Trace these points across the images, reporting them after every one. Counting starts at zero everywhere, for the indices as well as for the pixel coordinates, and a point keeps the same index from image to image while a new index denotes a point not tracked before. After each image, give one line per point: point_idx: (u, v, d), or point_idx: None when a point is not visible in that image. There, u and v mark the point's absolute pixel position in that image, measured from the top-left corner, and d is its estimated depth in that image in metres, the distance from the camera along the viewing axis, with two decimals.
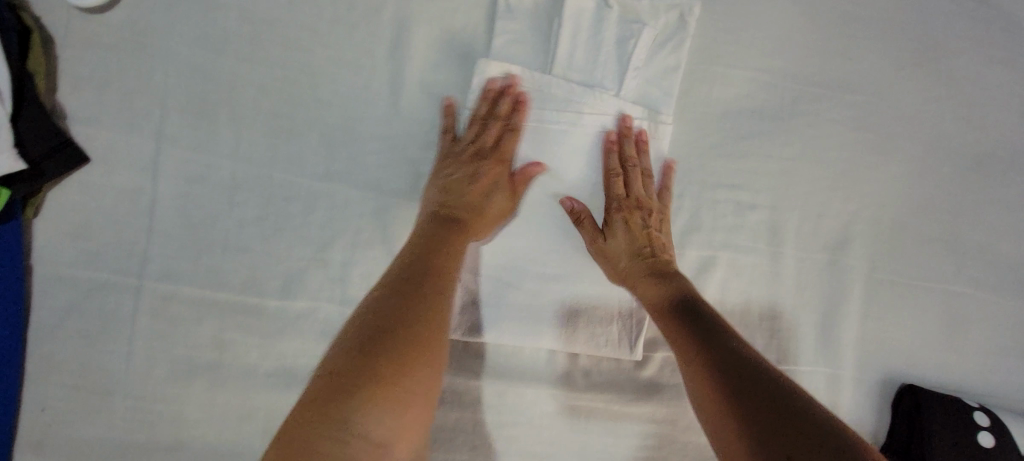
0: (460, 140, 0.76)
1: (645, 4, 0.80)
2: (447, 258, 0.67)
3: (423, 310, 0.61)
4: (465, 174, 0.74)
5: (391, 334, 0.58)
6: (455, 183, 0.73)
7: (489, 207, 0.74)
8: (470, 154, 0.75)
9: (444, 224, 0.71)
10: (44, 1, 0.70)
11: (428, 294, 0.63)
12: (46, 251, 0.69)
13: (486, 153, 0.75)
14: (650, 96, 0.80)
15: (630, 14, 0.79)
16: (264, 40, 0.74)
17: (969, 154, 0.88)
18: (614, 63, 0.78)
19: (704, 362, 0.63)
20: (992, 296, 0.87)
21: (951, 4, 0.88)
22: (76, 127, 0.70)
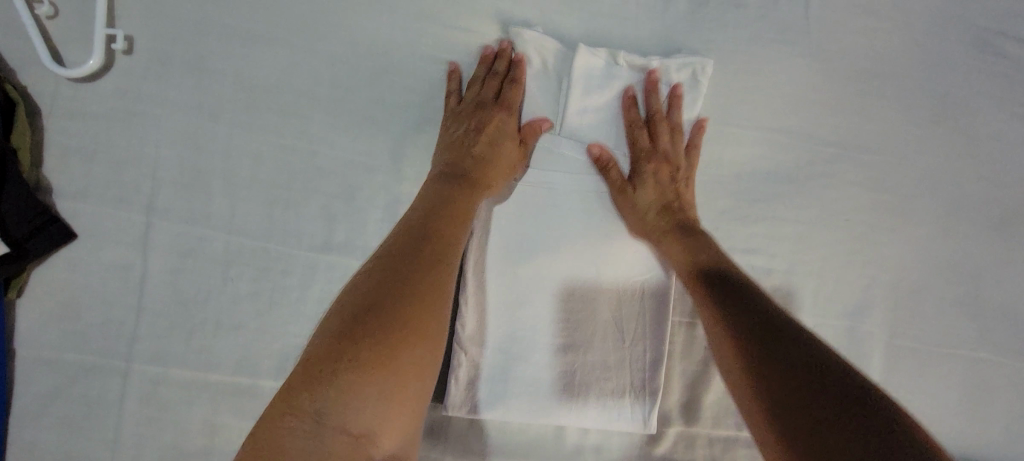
0: (462, 100, 0.74)
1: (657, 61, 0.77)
2: (450, 213, 0.67)
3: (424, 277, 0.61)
4: (468, 133, 0.72)
5: (384, 310, 0.57)
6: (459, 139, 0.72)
7: (496, 156, 0.72)
8: (474, 105, 0.73)
9: (448, 180, 0.70)
10: (30, 70, 0.67)
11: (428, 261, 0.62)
12: (30, 333, 0.66)
13: (489, 104, 0.73)
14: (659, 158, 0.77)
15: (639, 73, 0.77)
16: (260, 107, 0.71)
17: (992, 214, 0.85)
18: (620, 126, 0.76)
19: (775, 361, 0.59)
20: (1018, 362, 0.84)
21: (968, 59, 0.86)
22: (62, 202, 0.67)
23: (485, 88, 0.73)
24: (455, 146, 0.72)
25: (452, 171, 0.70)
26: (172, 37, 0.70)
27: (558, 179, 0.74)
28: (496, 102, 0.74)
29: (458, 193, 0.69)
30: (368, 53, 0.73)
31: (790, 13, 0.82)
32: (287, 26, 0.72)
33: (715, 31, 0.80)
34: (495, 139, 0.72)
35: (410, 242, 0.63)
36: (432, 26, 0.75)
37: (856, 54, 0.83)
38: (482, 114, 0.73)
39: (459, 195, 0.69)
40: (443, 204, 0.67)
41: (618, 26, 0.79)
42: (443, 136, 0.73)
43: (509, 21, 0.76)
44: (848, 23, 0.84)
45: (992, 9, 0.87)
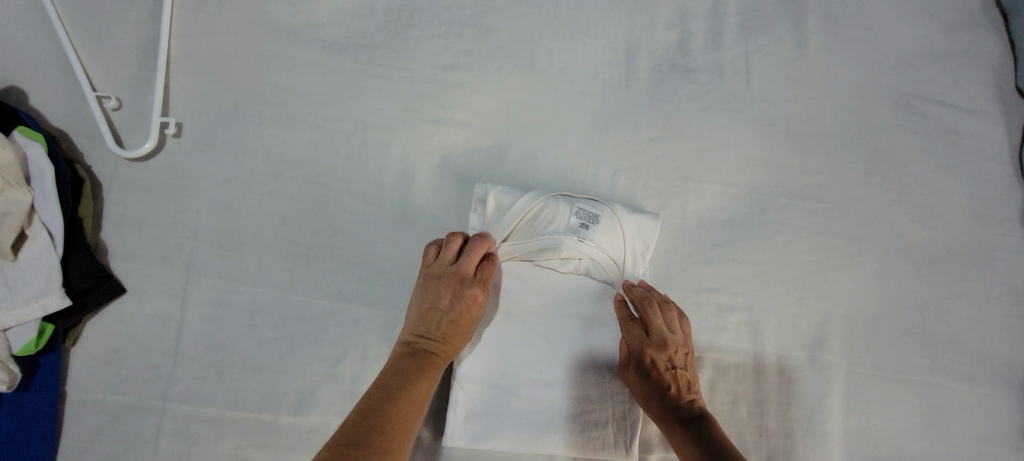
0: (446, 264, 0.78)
1: (605, 219, 0.84)
2: (412, 388, 0.71)
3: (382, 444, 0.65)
4: (440, 307, 0.76)
5: None
6: (432, 312, 0.76)
7: (461, 332, 0.76)
8: (451, 278, 0.77)
9: (411, 352, 0.74)
10: (96, 152, 0.80)
11: (391, 430, 0.66)
12: (80, 377, 0.75)
13: (467, 282, 0.77)
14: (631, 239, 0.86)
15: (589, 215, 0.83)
16: (286, 177, 0.83)
17: (928, 251, 0.96)
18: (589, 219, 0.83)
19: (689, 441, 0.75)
20: (969, 385, 0.92)
21: (893, 119, 1.00)
22: (116, 261, 0.78)
23: (464, 270, 0.77)
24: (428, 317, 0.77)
25: (415, 347, 0.75)
26: (214, 121, 0.83)
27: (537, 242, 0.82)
28: (475, 279, 0.78)
29: (417, 371, 0.73)
30: (378, 130, 0.87)
31: (734, 86, 0.97)
32: (310, 109, 0.86)
33: (671, 104, 0.95)
34: (463, 323, 0.76)
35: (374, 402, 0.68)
36: (432, 106, 0.89)
37: (794, 118, 0.97)
38: (457, 291, 0.77)
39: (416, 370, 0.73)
40: (397, 385, 0.70)
41: (589, 102, 0.93)
42: (421, 298, 0.78)
43: (497, 100, 0.91)
44: (786, 93, 0.98)
45: (908, 77, 1.02)
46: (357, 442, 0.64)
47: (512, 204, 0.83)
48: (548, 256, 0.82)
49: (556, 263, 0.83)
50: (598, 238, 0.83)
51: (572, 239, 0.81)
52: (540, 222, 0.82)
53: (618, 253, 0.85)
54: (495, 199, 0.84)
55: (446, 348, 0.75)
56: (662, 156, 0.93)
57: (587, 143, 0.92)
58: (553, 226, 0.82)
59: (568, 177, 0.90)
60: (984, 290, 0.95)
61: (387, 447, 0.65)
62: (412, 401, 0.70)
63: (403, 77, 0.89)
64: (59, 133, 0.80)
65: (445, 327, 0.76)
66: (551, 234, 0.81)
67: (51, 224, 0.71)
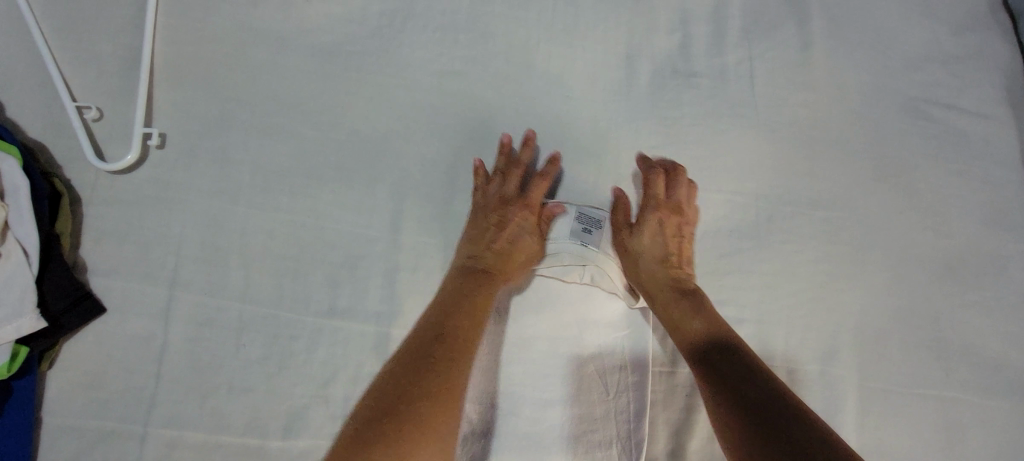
0: (486, 195, 0.82)
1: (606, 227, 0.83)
2: (472, 301, 0.75)
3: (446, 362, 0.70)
4: (491, 225, 0.80)
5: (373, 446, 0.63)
6: (482, 233, 0.80)
7: (515, 250, 0.79)
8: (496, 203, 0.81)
9: (468, 265, 0.78)
10: (75, 165, 0.77)
11: (454, 345, 0.71)
12: (56, 402, 0.71)
13: (516, 200, 0.82)
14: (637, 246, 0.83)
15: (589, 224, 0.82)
16: (275, 189, 0.80)
17: (941, 260, 0.92)
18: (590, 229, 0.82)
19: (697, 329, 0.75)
20: (987, 398, 0.88)
21: (902, 124, 0.97)
22: (95, 279, 0.75)
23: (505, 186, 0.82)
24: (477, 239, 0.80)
25: (473, 266, 0.78)
26: (200, 132, 0.80)
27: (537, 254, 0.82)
28: (524, 198, 0.82)
29: (478, 287, 0.76)
30: (370, 139, 0.84)
31: (738, 91, 0.94)
32: (300, 119, 0.83)
33: (674, 109, 0.92)
34: (512, 234, 0.80)
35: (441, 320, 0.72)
36: (426, 114, 0.86)
37: (801, 123, 0.95)
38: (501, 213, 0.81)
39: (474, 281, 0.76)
40: (454, 306, 0.74)
41: (588, 108, 0.90)
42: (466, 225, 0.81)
43: (493, 107, 0.88)
44: (791, 97, 0.95)
45: (916, 80, 0.99)
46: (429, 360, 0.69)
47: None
48: (549, 264, 0.81)
49: (558, 269, 0.81)
50: (601, 243, 0.82)
51: (574, 244, 0.81)
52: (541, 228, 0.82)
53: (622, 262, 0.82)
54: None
55: (505, 265, 0.79)
56: (665, 163, 0.90)
57: (588, 150, 0.88)
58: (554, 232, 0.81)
59: (568, 186, 0.87)
60: (999, 299, 0.92)
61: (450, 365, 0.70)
62: (476, 312, 0.74)
63: (397, 84, 0.86)
64: (37, 145, 0.76)
65: (497, 249, 0.79)
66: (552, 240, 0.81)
67: (25, 242, 0.67)
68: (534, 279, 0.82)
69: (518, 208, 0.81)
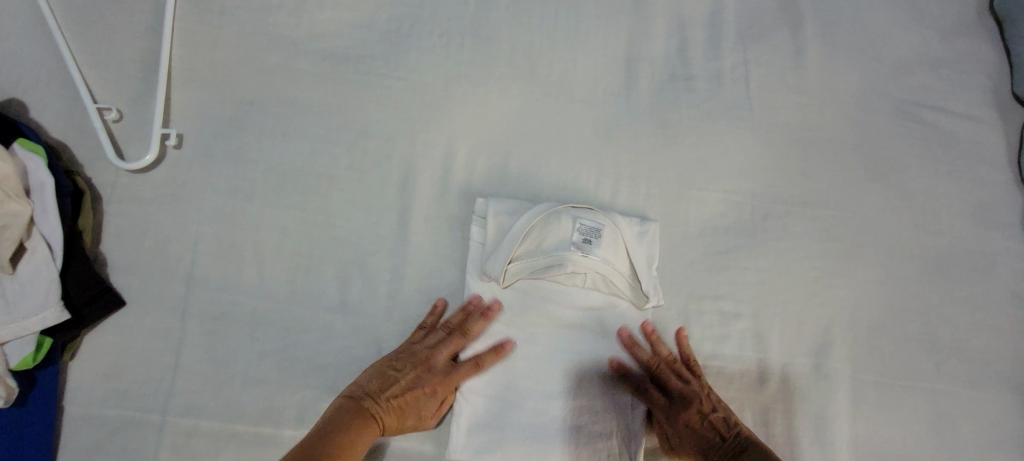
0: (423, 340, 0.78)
1: (607, 231, 0.83)
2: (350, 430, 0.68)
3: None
4: (404, 377, 0.75)
5: None
6: (392, 380, 0.74)
7: (408, 409, 0.74)
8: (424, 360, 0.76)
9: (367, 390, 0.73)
10: (95, 164, 0.80)
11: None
12: (78, 392, 0.74)
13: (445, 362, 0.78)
14: (637, 248, 0.85)
15: (590, 230, 0.82)
16: (288, 188, 0.83)
17: (930, 257, 0.96)
18: (593, 237, 0.82)
19: None
20: (974, 391, 0.91)
21: (891, 125, 1.00)
22: (115, 273, 0.77)
23: (445, 341, 0.78)
24: (383, 380, 0.74)
25: (362, 402, 0.72)
26: (215, 132, 0.83)
27: (540, 260, 0.81)
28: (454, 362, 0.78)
29: (355, 423, 0.69)
30: (379, 139, 0.87)
31: (734, 94, 0.98)
32: (311, 120, 0.86)
33: (671, 112, 0.95)
34: (418, 394, 0.75)
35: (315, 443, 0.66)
36: (433, 116, 0.89)
37: (794, 125, 0.98)
38: (423, 374, 0.76)
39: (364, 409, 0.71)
40: (331, 434, 0.67)
41: (589, 110, 0.93)
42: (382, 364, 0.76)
43: (497, 110, 0.91)
44: (785, 100, 0.99)
45: (906, 84, 1.03)
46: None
47: (513, 224, 0.82)
48: (552, 274, 0.81)
49: (561, 278, 0.82)
50: (601, 251, 0.82)
51: (577, 254, 0.81)
52: (543, 240, 0.82)
53: (623, 267, 0.83)
54: (495, 221, 0.83)
55: (402, 407, 0.74)
56: (664, 164, 0.93)
57: (590, 152, 0.92)
58: (556, 242, 0.81)
59: (570, 185, 0.90)
60: (986, 296, 0.95)
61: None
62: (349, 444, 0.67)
63: (405, 87, 0.89)
64: (59, 145, 0.79)
65: (399, 401, 0.74)
66: (554, 251, 0.81)
67: (50, 237, 0.70)
68: (552, 300, 0.83)
69: (443, 377, 0.76)
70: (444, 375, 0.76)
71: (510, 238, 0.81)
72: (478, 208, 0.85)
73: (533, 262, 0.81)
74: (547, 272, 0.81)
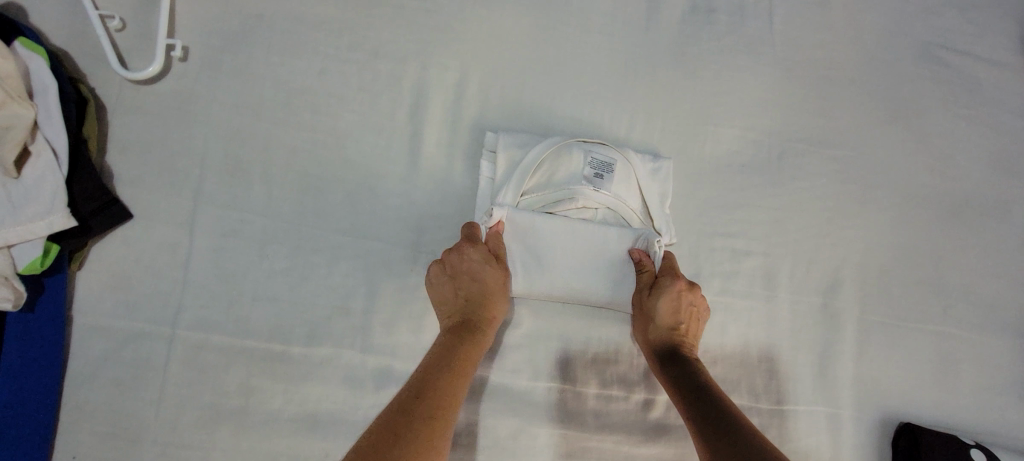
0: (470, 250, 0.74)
1: (619, 165, 0.80)
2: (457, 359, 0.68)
3: (430, 411, 0.61)
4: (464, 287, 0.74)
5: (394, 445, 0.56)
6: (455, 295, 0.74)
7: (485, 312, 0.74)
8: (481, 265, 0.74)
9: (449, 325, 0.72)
10: (100, 75, 0.77)
11: (432, 402, 0.62)
12: (88, 303, 0.74)
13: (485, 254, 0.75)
14: (649, 185, 0.82)
15: (602, 164, 0.79)
16: (297, 107, 0.81)
17: (944, 202, 0.95)
18: (604, 171, 0.79)
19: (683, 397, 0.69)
20: (979, 336, 0.92)
21: (915, 67, 0.98)
22: (122, 186, 0.76)
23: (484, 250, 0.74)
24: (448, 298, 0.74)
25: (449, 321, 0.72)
26: (222, 46, 0.81)
27: (550, 195, 0.78)
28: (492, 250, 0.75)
29: (454, 339, 0.70)
30: (390, 61, 0.84)
31: (756, 28, 0.95)
32: (321, 38, 0.83)
33: (691, 44, 0.92)
34: (483, 294, 0.74)
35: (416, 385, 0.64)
36: (446, 38, 0.86)
37: (816, 63, 0.95)
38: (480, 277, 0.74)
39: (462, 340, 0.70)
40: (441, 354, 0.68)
41: (606, 39, 0.90)
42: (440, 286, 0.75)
43: (513, 35, 0.88)
44: (808, 37, 0.96)
45: (933, 26, 1.00)
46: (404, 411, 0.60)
47: (525, 157, 0.78)
48: (562, 209, 0.78)
49: (571, 213, 0.79)
50: (612, 187, 0.79)
51: (589, 190, 0.77)
52: (553, 173, 0.78)
53: (632, 204, 0.81)
54: (506, 154, 0.80)
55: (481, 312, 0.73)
56: (681, 98, 0.91)
57: (606, 82, 0.89)
58: (566, 176, 0.78)
59: (584, 115, 0.88)
60: (997, 242, 0.94)
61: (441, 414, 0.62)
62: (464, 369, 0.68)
63: (417, 8, 0.86)
64: (61, 53, 0.77)
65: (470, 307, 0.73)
66: (565, 185, 0.77)
67: (55, 142, 0.68)
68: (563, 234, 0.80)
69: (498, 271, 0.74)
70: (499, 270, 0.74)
71: (522, 173, 0.77)
72: (488, 140, 0.82)
73: (543, 197, 0.78)
74: (556, 207, 0.78)
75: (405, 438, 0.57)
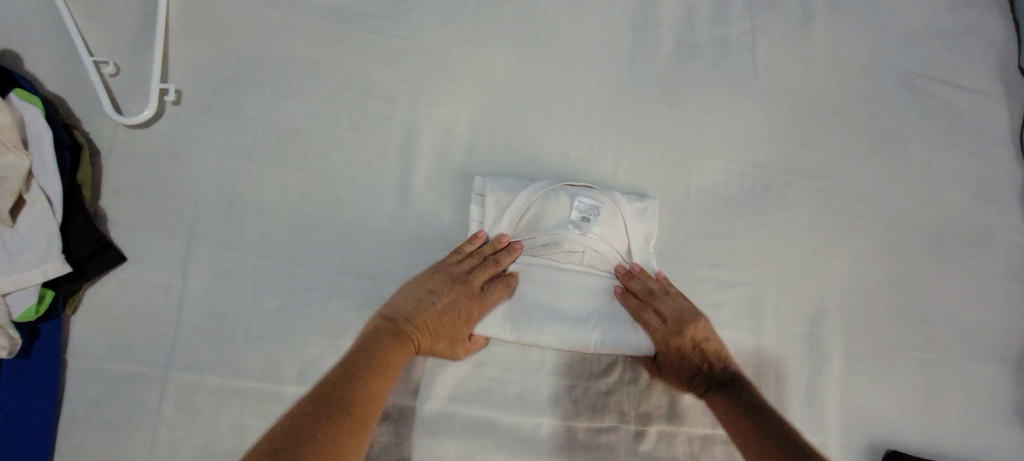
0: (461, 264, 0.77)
1: (607, 208, 0.82)
2: (380, 363, 0.69)
3: (351, 398, 0.65)
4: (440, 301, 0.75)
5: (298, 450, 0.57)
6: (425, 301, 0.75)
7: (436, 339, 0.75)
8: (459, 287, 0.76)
9: (388, 324, 0.73)
10: (94, 120, 0.79)
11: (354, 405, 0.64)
12: (82, 346, 0.74)
13: (471, 293, 0.76)
14: (637, 229, 0.84)
15: (589, 207, 0.81)
16: (288, 147, 0.82)
17: (926, 230, 0.96)
18: (591, 216, 0.81)
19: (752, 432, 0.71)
20: (962, 362, 0.93)
21: (896, 97, 1.00)
22: (116, 229, 0.77)
23: (478, 271, 0.76)
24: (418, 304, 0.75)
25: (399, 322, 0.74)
26: (215, 89, 0.82)
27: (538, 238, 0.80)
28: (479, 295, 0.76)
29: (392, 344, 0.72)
30: (380, 100, 0.86)
31: (740, 62, 0.97)
32: (312, 79, 0.85)
33: (676, 78, 0.94)
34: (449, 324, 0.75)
35: (345, 367, 0.68)
36: (435, 77, 0.88)
37: (799, 94, 0.97)
38: (456, 301, 0.76)
39: (394, 342, 0.72)
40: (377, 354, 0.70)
41: (593, 75, 0.92)
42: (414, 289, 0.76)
43: (501, 72, 0.90)
44: (790, 69, 0.98)
45: (913, 55, 1.02)
46: (339, 382, 0.66)
47: (511, 202, 0.81)
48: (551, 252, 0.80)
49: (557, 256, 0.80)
50: (599, 229, 0.81)
51: (574, 233, 0.80)
52: (541, 217, 0.81)
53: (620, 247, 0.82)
54: (493, 197, 0.82)
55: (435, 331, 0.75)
56: (667, 131, 0.92)
57: (593, 118, 0.91)
58: (554, 221, 0.80)
59: (573, 150, 0.89)
60: (979, 268, 0.96)
61: (359, 403, 0.65)
62: (386, 367, 0.70)
63: (406, 47, 0.88)
64: (56, 99, 0.78)
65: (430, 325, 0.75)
66: (551, 229, 0.80)
67: (50, 190, 0.70)
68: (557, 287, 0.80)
69: (477, 304, 0.76)
70: (479, 302, 0.76)
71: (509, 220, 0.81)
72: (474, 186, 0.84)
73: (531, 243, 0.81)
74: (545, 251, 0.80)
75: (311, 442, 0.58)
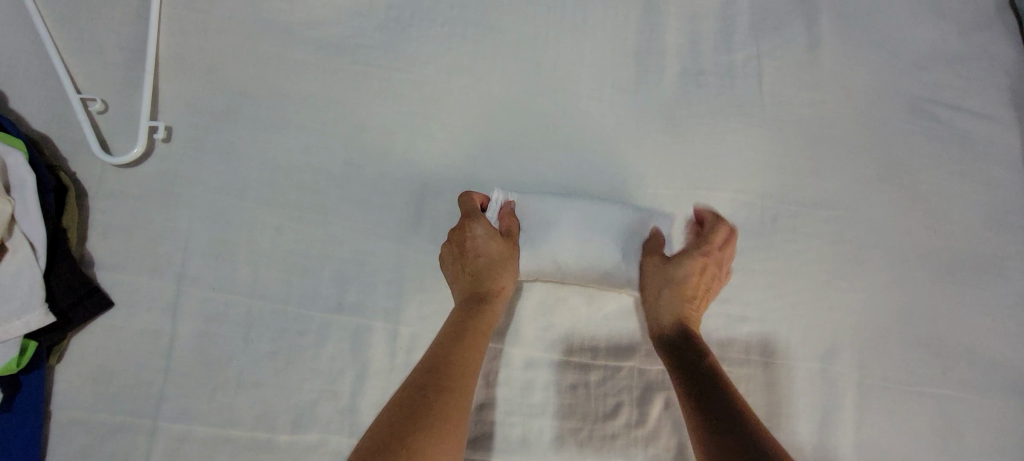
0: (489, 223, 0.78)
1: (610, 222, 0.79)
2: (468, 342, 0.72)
3: (448, 381, 0.67)
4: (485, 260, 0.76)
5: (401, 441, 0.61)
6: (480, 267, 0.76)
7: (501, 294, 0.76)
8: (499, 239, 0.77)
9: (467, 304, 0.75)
10: (82, 159, 0.77)
11: (445, 389, 0.67)
12: (67, 396, 0.72)
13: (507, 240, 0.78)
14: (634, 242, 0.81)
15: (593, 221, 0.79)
16: (282, 184, 0.80)
17: (940, 260, 0.93)
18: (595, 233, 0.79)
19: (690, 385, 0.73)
20: (980, 397, 0.90)
21: (906, 124, 0.97)
22: (103, 273, 0.75)
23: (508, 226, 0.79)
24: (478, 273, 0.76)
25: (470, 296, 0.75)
26: (207, 125, 0.80)
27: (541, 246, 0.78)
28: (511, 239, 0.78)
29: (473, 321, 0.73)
30: (378, 134, 0.83)
31: (746, 89, 0.94)
32: (306, 113, 0.82)
33: (681, 107, 0.92)
34: (506, 278, 0.77)
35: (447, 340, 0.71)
36: (433, 109, 0.85)
37: (806, 122, 0.95)
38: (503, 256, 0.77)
39: (478, 318, 0.74)
40: (460, 335, 0.71)
41: (596, 104, 0.90)
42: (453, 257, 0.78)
43: (501, 102, 0.87)
44: (798, 96, 0.96)
45: (922, 81, 0.99)
46: (437, 368, 0.68)
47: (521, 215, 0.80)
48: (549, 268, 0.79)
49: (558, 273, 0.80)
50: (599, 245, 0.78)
51: (577, 243, 0.78)
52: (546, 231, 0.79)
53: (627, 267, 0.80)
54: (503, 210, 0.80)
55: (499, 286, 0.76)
56: (672, 161, 0.90)
57: (597, 150, 0.88)
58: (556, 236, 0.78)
59: (575, 183, 0.87)
60: (995, 299, 0.93)
61: (458, 383, 0.68)
62: (475, 341, 0.72)
63: (404, 79, 0.85)
64: (43, 139, 0.76)
65: (488, 285, 0.76)
66: (553, 233, 0.78)
67: (33, 237, 0.67)
68: (561, 304, 0.84)
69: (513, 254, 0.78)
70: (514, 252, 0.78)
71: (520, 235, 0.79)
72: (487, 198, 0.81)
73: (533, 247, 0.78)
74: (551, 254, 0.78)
75: (412, 433, 0.62)
